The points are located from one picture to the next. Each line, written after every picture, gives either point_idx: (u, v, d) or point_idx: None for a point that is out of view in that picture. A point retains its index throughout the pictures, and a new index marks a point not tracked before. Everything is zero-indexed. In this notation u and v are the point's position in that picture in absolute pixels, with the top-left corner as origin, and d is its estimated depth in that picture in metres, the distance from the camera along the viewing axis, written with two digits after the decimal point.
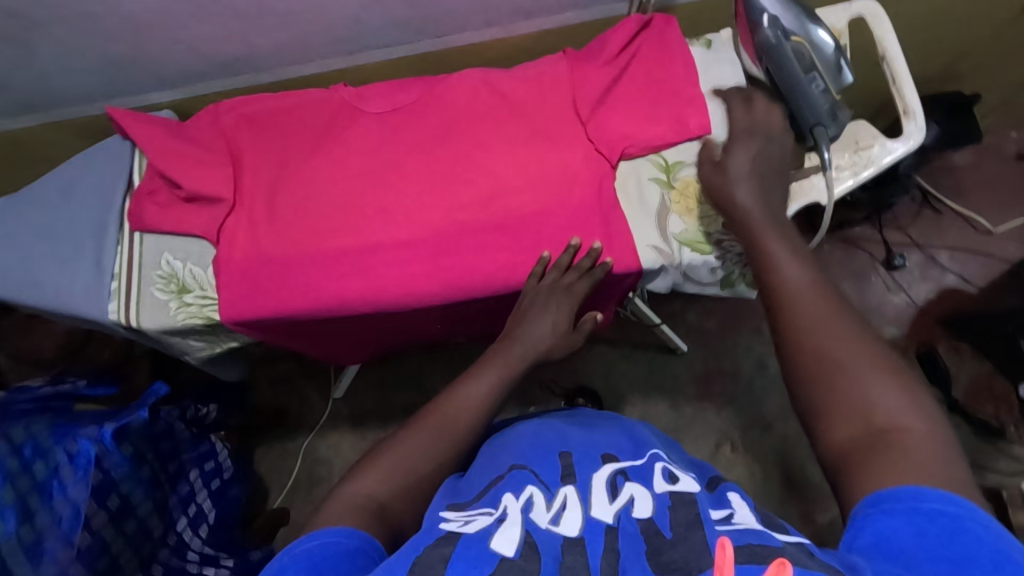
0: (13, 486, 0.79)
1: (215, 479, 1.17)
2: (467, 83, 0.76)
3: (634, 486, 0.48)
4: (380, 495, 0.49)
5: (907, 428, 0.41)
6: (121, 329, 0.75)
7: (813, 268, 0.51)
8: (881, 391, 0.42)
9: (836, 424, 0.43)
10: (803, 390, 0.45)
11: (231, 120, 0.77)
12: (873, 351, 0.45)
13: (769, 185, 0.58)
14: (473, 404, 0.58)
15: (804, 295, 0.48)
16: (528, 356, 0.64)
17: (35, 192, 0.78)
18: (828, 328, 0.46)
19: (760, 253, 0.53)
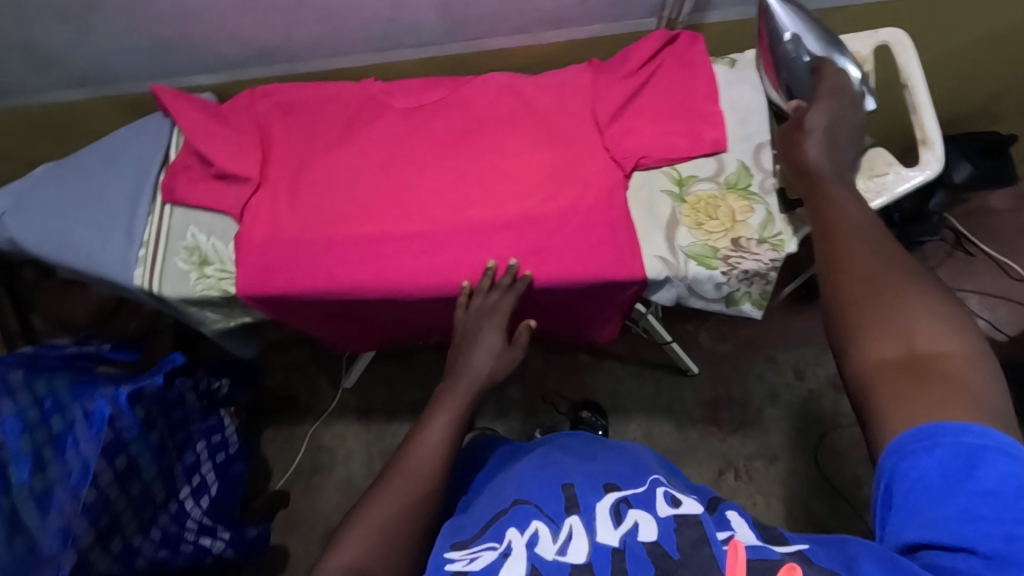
0: (31, 437, 0.86)
1: (221, 453, 1.20)
2: (492, 85, 0.78)
3: (638, 514, 0.51)
4: (352, 561, 0.50)
5: (947, 359, 0.40)
6: (144, 295, 0.78)
7: (875, 215, 0.49)
8: (928, 321, 0.41)
9: (874, 343, 0.42)
10: (842, 314, 0.45)
11: (265, 106, 0.81)
12: (927, 287, 0.44)
13: (839, 139, 0.56)
14: (432, 451, 0.59)
15: (859, 234, 0.47)
16: (473, 386, 0.66)
17: (80, 160, 0.83)
18: (885, 265, 0.45)
19: (818, 196, 0.52)
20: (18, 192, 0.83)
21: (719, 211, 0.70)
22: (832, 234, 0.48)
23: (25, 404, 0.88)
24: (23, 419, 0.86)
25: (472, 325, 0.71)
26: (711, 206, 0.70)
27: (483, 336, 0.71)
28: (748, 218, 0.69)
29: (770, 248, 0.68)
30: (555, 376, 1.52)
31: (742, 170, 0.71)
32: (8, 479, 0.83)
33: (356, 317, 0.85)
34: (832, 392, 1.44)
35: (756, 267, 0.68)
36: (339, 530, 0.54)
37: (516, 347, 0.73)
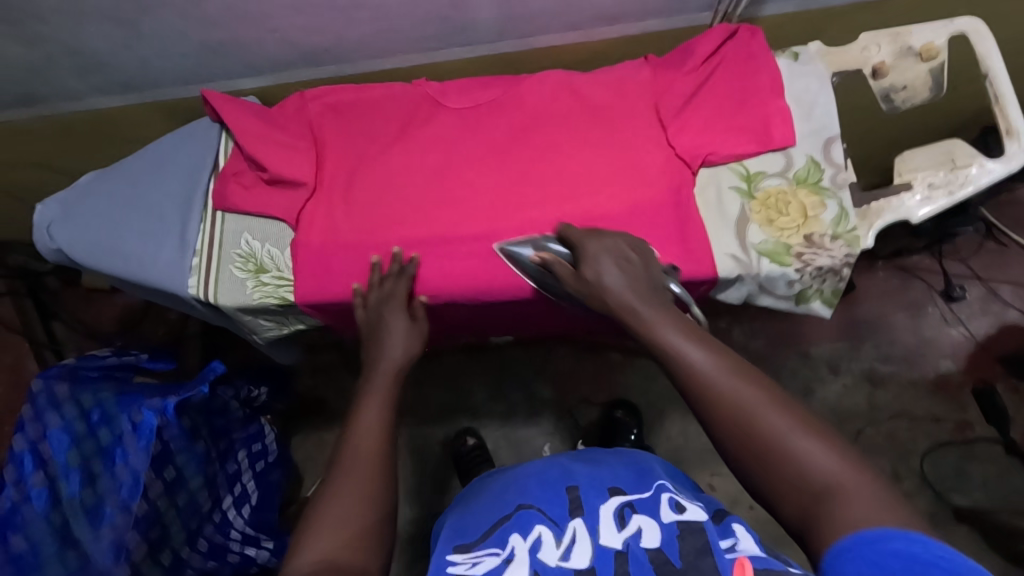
0: (79, 450, 0.88)
1: (260, 461, 1.18)
2: (549, 83, 0.76)
3: (642, 518, 0.53)
4: (326, 554, 0.46)
5: (844, 483, 0.42)
6: (198, 304, 0.77)
7: (717, 347, 0.51)
8: (813, 449, 0.44)
9: (783, 494, 0.44)
10: (747, 471, 0.46)
11: (316, 108, 0.79)
12: (792, 408, 0.46)
13: (638, 269, 0.60)
14: (376, 439, 0.55)
15: (716, 377, 0.48)
16: (388, 369, 0.64)
17: (127, 166, 0.82)
18: (755, 405, 0.46)
19: (659, 345, 0.52)
20: (64, 201, 0.81)
21: (791, 206, 0.68)
22: (700, 393, 0.48)
23: (71, 416, 0.88)
24: (69, 432, 0.88)
25: (373, 327, 0.69)
26: (782, 202, 0.69)
27: (388, 325, 0.68)
28: (821, 214, 0.67)
29: (844, 244, 0.66)
30: (586, 377, 1.49)
31: (812, 165, 0.69)
32: (60, 493, 0.87)
33: None
34: (868, 386, 1.42)
35: (830, 263, 0.67)
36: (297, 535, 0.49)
37: (420, 322, 0.72)
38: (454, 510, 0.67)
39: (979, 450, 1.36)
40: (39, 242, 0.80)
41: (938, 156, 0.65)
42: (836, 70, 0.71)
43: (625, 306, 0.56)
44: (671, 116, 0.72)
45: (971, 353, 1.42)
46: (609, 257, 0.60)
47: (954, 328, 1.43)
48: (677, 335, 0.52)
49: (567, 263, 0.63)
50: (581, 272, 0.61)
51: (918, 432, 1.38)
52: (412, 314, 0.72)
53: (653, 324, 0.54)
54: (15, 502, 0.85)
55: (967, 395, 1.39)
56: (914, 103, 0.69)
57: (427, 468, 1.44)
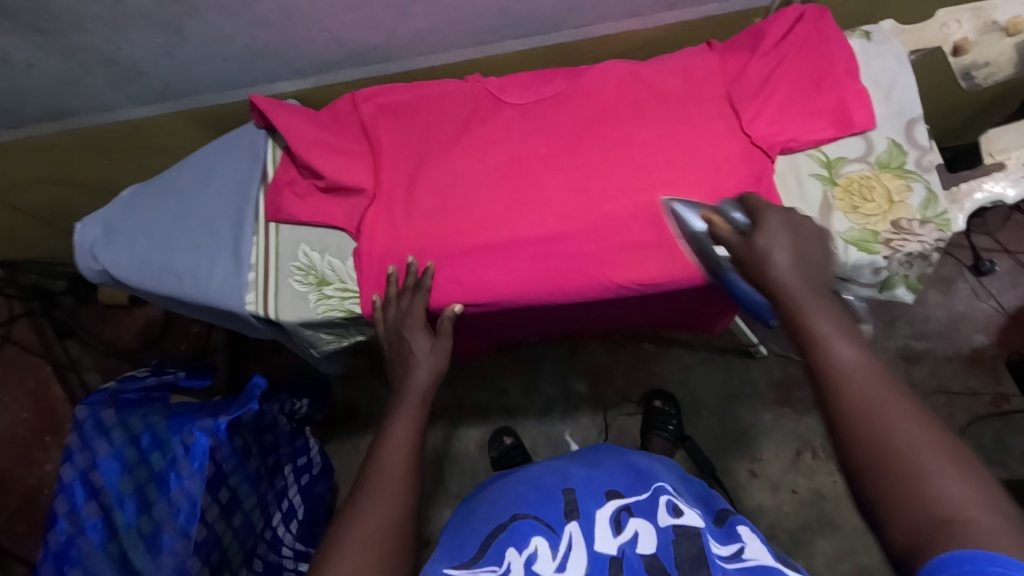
0: (132, 476, 0.84)
1: (306, 474, 1.13)
2: (612, 75, 0.74)
3: (638, 522, 0.55)
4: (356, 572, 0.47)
5: (973, 515, 0.36)
6: (257, 320, 0.74)
7: (867, 346, 0.44)
8: (951, 472, 0.37)
9: (894, 509, 0.38)
10: (856, 477, 0.41)
11: (369, 110, 0.76)
12: (934, 427, 0.39)
13: (810, 248, 0.53)
14: (399, 464, 0.57)
15: (854, 373, 0.42)
16: (415, 394, 0.65)
17: (173, 181, 0.79)
18: (887, 408, 0.40)
19: (801, 327, 0.47)
20: (106, 219, 0.78)
21: (875, 192, 0.67)
22: (829, 383, 0.43)
23: (121, 443, 0.86)
24: (121, 458, 0.85)
25: (398, 349, 0.69)
26: (866, 187, 0.67)
27: (411, 344, 0.69)
28: (907, 198, 0.66)
29: (935, 228, 0.65)
30: (621, 371, 1.33)
31: (894, 148, 0.68)
32: (116, 522, 0.83)
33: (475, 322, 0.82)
34: (902, 364, 1.28)
35: (920, 249, 0.65)
36: (325, 552, 0.50)
37: (443, 337, 0.70)
38: (453, 521, 0.67)
39: (1018, 421, 1.23)
40: (82, 263, 0.78)
41: None
42: (915, 49, 0.72)
43: (773, 283, 0.50)
44: (744, 103, 0.70)
45: (1001, 326, 1.28)
46: (784, 231, 0.54)
47: (986, 302, 1.29)
48: (822, 319, 0.46)
49: (732, 230, 0.56)
50: (746, 240, 0.54)
51: (956, 407, 1.25)
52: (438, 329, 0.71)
53: (799, 307, 0.48)
54: (70, 534, 0.82)
55: (1001, 367, 1.26)
56: (996, 78, 0.71)
57: (445, 474, 1.29)
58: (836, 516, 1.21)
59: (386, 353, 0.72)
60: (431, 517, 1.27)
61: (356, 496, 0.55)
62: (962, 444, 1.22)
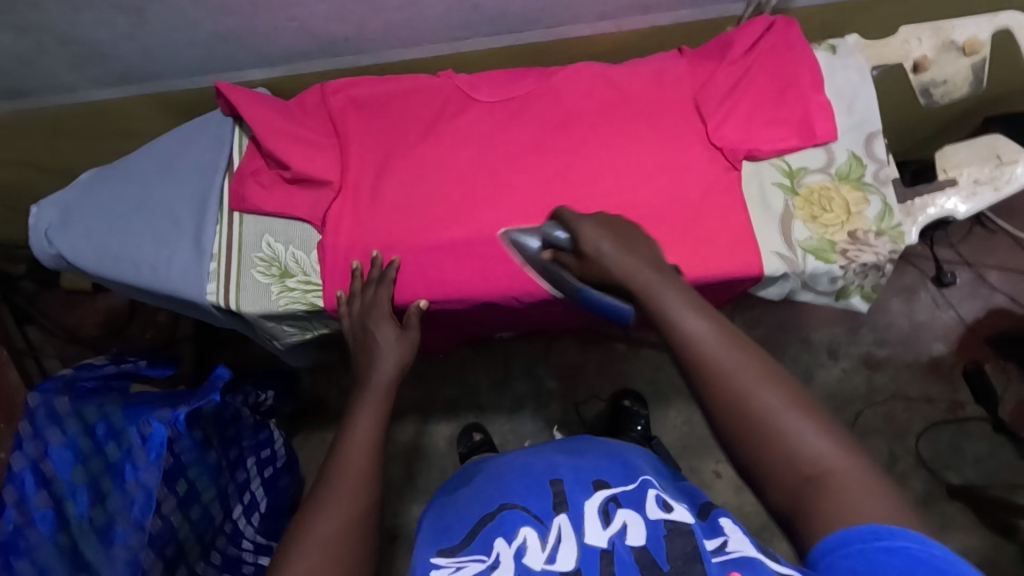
0: (86, 467, 0.83)
1: (270, 467, 1.12)
2: (584, 76, 0.75)
3: (627, 513, 0.50)
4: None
5: (832, 467, 0.41)
6: (216, 311, 0.73)
7: (711, 313, 0.48)
8: (807, 436, 0.42)
9: (772, 477, 0.42)
10: (733, 446, 0.44)
11: (338, 102, 0.75)
12: (785, 388, 0.44)
13: (629, 236, 0.58)
14: (360, 461, 0.55)
15: (709, 346, 0.46)
16: (380, 390, 0.61)
17: (133, 165, 0.77)
18: (749, 379, 0.44)
19: (658, 307, 0.50)
20: (63, 204, 0.76)
21: (833, 202, 0.68)
22: (693, 359, 0.46)
23: (75, 432, 0.83)
24: (74, 448, 0.83)
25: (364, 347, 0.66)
26: (825, 198, 0.69)
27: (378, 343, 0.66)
28: (864, 210, 0.68)
29: (889, 240, 0.66)
30: (592, 369, 1.34)
31: (854, 160, 0.69)
32: (68, 513, 0.81)
33: (441, 319, 0.82)
34: (864, 370, 1.31)
35: (874, 260, 0.67)
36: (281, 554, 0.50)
37: (410, 330, 0.68)
38: (434, 508, 0.63)
39: (973, 428, 1.27)
40: (37, 248, 0.76)
41: (985, 151, 0.68)
42: (876, 63, 0.73)
43: (624, 270, 0.53)
44: (711, 110, 0.71)
45: (960, 336, 1.32)
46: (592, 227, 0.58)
47: (945, 312, 1.33)
48: (667, 290, 0.50)
49: (568, 246, 0.61)
50: (582, 257, 0.58)
51: (914, 413, 1.28)
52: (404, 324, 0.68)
53: (655, 288, 0.51)
54: (18, 525, 0.78)
55: (958, 375, 1.30)
56: (952, 96, 0.75)
57: (414, 468, 1.29)
58: None
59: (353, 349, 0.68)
60: (401, 511, 1.27)
61: (318, 503, 0.52)
62: (918, 450, 1.26)
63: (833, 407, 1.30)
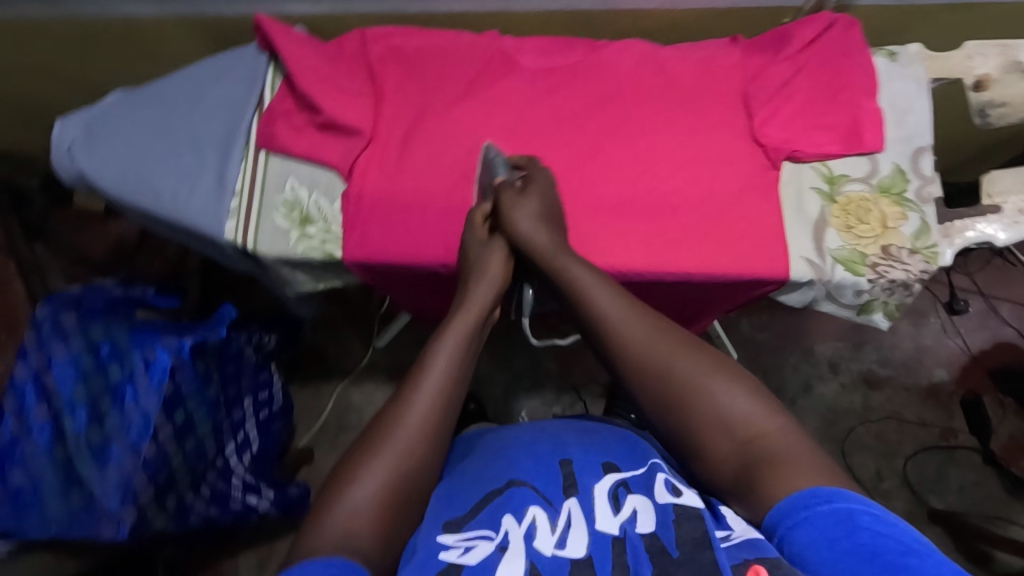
0: (87, 386, 0.82)
1: (265, 410, 1.11)
2: (631, 55, 0.73)
3: (637, 498, 0.50)
4: (383, 490, 0.49)
5: (752, 423, 0.50)
6: (233, 249, 0.72)
7: (624, 296, 0.59)
8: (729, 399, 0.51)
9: (708, 440, 0.50)
10: (667, 422, 0.53)
11: (378, 51, 0.73)
12: (699, 358, 0.54)
13: (555, 212, 0.66)
14: (445, 380, 0.57)
15: (625, 324, 0.57)
16: (473, 316, 0.63)
17: (161, 90, 0.75)
18: (666, 353, 0.54)
19: (580, 294, 0.61)
20: (88, 122, 0.75)
21: (871, 214, 0.67)
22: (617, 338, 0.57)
23: (78, 350, 0.83)
24: (77, 365, 0.83)
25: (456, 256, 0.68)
26: (863, 209, 0.67)
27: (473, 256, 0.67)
28: (901, 226, 0.66)
29: (922, 259, 0.65)
30: (593, 353, 1.34)
31: (898, 174, 0.68)
32: (64, 428, 0.81)
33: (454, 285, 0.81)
34: (863, 387, 1.31)
35: (904, 277, 0.66)
36: (359, 452, 0.52)
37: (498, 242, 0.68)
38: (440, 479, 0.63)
39: (962, 457, 1.27)
40: (58, 164, 0.74)
41: None
42: (936, 77, 0.71)
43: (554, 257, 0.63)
44: (758, 105, 0.69)
45: (963, 365, 1.31)
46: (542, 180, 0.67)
47: (952, 339, 1.32)
48: (589, 274, 0.61)
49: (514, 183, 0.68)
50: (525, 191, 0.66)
51: (906, 434, 1.29)
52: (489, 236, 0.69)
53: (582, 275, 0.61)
54: (15, 434, 0.81)
55: (954, 404, 1.30)
56: (1008, 120, 0.72)
57: None
58: None
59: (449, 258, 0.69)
60: None
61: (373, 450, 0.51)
62: (905, 472, 1.26)
63: (827, 419, 1.30)
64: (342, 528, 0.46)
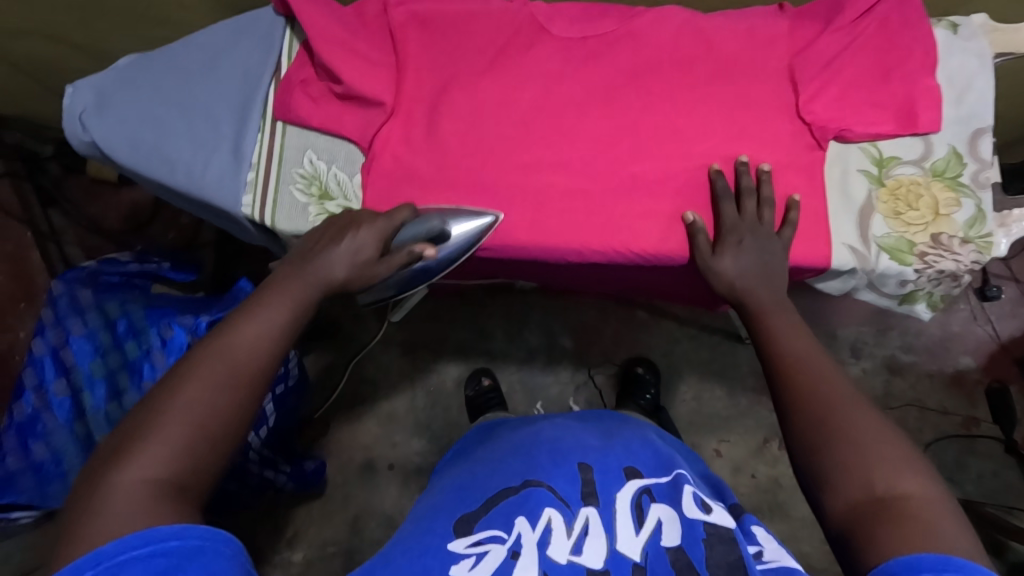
0: (105, 361, 0.82)
1: (281, 385, 1.02)
2: (670, 23, 0.68)
3: (660, 509, 0.49)
4: (166, 473, 0.39)
5: (906, 499, 0.41)
6: (250, 224, 0.70)
7: (812, 342, 0.53)
8: (894, 472, 0.43)
9: (838, 489, 0.43)
10: (802, 461, 0.47)
11: (401, 16, 0.69)
12: (871, 417, 0.46)
13: (768, 258, 0.60)
14: (255, 346, 0.46)
15: (799, 364, 0.51)
16: (313, 283, 0.52)
17: (174, 56, 0.72)
18: (832, 397, 0.47)
19: (761, 327, 0.56)
20: (100, 87, 0.72)
21: (921, 200, 0.63)
22: (786, 375, 0.51)
23: (95, 325, 0.83)
24: (94, 341, 0.82)
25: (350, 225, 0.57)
26: (913, 193, 0.63)
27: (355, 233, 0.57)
28: (954, 213, 0.63)
29: (975, 249, 0.62)
30: (609, 332, 1.31)
31: (952, 157, 0.64)
32: (84, 404, 0.81)
33: (476, 265, 0.78)
34: (885, 373, 1.28)
35: (953, 268, 0.62)
36: (133, 423, 0.41)
37: (384, 266, 0.57)
38: (455, 475, 0.63)
39: (982, 446, 1.24)
40: (69, 132, 0.72)
41: None
42: (1001, 51, 0.66)
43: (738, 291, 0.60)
44: (805, 80, 0.65)
45: (990, 353, 1.27)
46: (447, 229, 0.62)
47: (981, 326, 1.28)
48: (781, 321, 0.55)
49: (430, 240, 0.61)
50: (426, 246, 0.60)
51: (927, 422, 1.26)
52: (383, 255, 0.58)
53: (765, 309, 0.57)
54: (37, 408, 0.81)
55: (979, 392, 1.26)
56: None
57: (417, 404, 1.28)
58: (788, 506, 1.23)
59: (339, 214, 0.60)
60: (397, 443, 1.26)
61: (187, 383, 0.42)
62: None
63: None
64: (111, 520, 0.36)
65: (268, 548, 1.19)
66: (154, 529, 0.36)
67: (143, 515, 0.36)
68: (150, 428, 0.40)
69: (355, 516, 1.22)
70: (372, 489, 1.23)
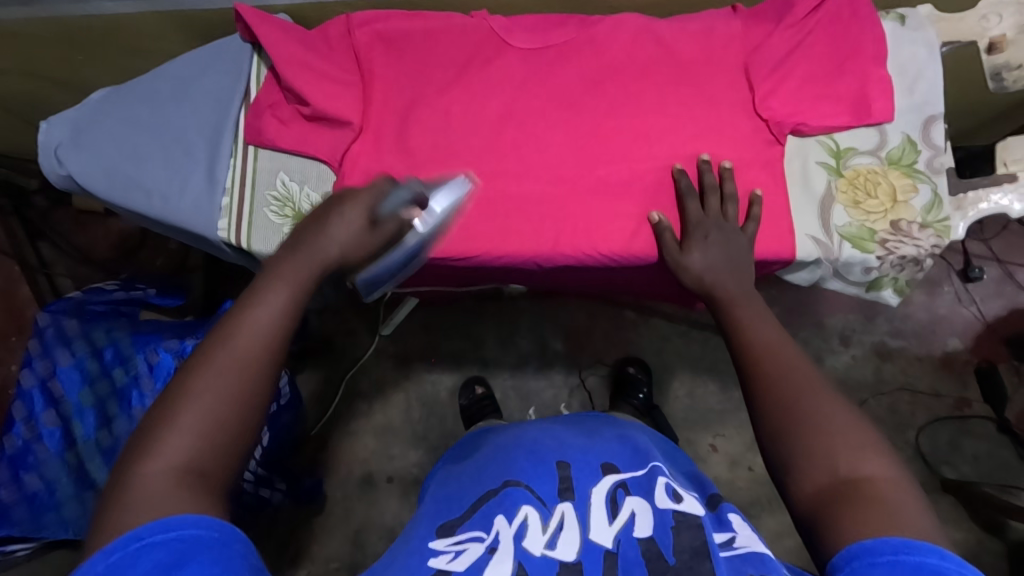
0: (94, 389, 0.83)
1: (275, 402, 0.97)
2: (628, 29, 0.70)
3: (635, 501, 0.50)
4: (190, 462, 0.40)
5: (871, 480, 0.42)
6: (228, 247, 0.71)
7: (780, 331, 0.54)
8: (861, 457, 0.44)
9: (804, 475, 0.44)
10: (769, 449, 0.47)
11: (365, 36, 0.71)
12: (836, 403, 0.47)
13: (735, 256, 0.61)
14: (266, 335, 0.45)
15: (766, 355, 0.52)
16: (317, 266, 0.52)
17: (146, 87, 0.73)
18: (800, 383, 0.48)
19: (728, 320, 0.57)
20: (74, 122, 0.73)
21: (879, 188, 0.65)
22: (754, 365, 0.51)
23: (83, 354, 0.84)
24: (82, 370, 0.84)
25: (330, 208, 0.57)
26: (871, 182, 0.65)
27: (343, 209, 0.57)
28: (911, 199, 0.64)
29: (934, 234, 0.63)
30: (600, 334, 1.32)
31: (907, 145, 0.65)
32: (75, 433, 0.83)
33: (456, 275, 0.79)
34: (875, 359, 1.29)
35: (914, 253, 0.64)
36: (154, 416, 0.41)
37: (380, 235, 0.56)
38: (436, 484, 0.65)
39: (975, 427, 1.25)
40: (47, 167, 0.73)
41: None
42: (946, 40, 0.68)
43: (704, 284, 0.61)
44: (761, 77, 0.66)
45: (977, 334, 1.29)
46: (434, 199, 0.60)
47: (966, 308, 1.29)
48: (748, 312, 0.56)
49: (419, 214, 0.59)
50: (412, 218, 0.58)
51: (918, 405, 1.27)
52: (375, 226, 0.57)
53: (730, 298, 0.58)
54: (26, 441, 0.82)
55: (969, 373, 1.27)
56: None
57: (413, 415, 1.29)
58: None
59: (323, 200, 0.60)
60: (394, 455, 1.27)
61: (199, 370, 0.42)
62: (917, 443, 1.24)
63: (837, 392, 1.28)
64: (136, 511, 0.37)
65: (271, 567, 1.20)
66: (177, 516, 0.37)
67: (169, 503, 0.37)
68: (169, 421, 0.40)
69: (356, 531, 1.22)
70: (372, 502, 1.24)
